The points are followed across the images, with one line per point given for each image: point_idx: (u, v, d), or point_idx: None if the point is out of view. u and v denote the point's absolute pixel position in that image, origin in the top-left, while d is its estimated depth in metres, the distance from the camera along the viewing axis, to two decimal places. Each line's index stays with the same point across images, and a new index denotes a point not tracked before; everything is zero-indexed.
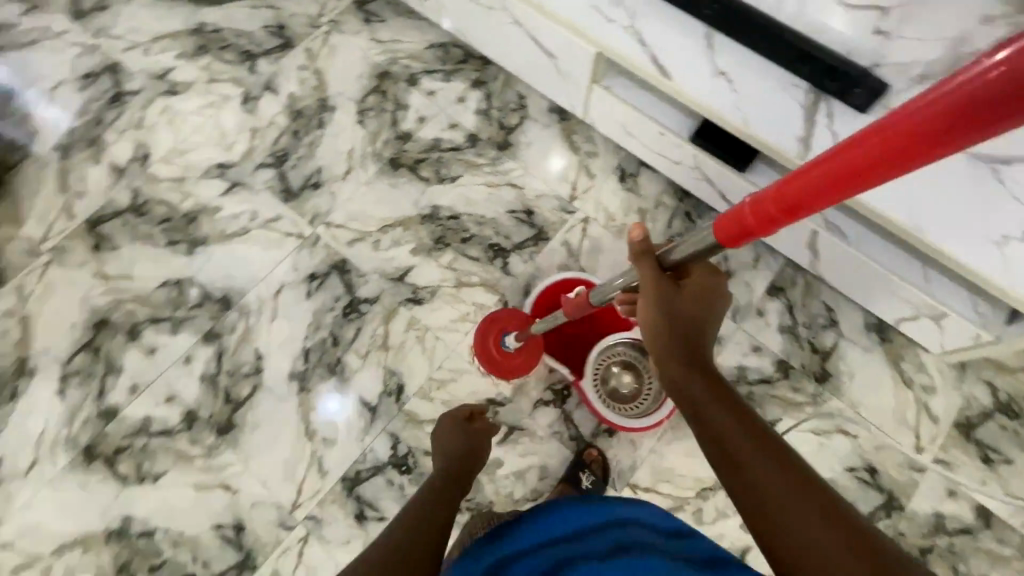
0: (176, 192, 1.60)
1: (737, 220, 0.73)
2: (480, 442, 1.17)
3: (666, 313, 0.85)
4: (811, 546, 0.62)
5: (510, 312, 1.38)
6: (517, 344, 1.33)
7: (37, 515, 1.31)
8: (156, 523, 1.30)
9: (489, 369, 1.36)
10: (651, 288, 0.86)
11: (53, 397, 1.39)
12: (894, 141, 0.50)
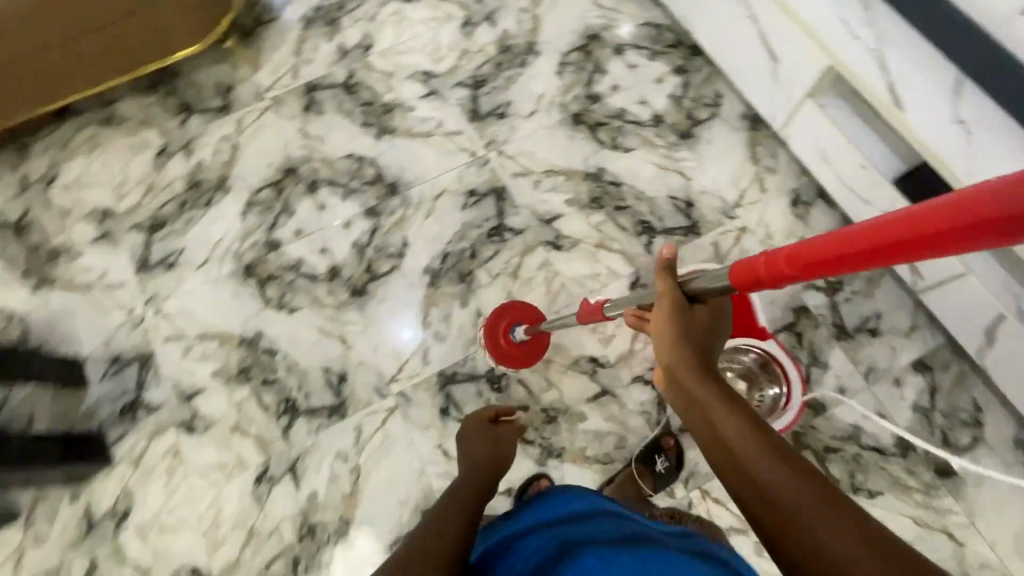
0: (382, 83, 1.76)
1: (747, 272, 0.74)
2: (507, 431, 1.22)
3: (679, 330, 0.85)
4: (825, 549, 0.59)
5: (520, 305, 1.43)
6: (525, 335, 1.36)
7: (193, 303, 1.53)
8: (279, 346, 1.46)
9: (502, 359, 1.38)
10: (666, 306, 0.87)
11: (237, 217, 1.62)
12: (905, 232, 0.52)
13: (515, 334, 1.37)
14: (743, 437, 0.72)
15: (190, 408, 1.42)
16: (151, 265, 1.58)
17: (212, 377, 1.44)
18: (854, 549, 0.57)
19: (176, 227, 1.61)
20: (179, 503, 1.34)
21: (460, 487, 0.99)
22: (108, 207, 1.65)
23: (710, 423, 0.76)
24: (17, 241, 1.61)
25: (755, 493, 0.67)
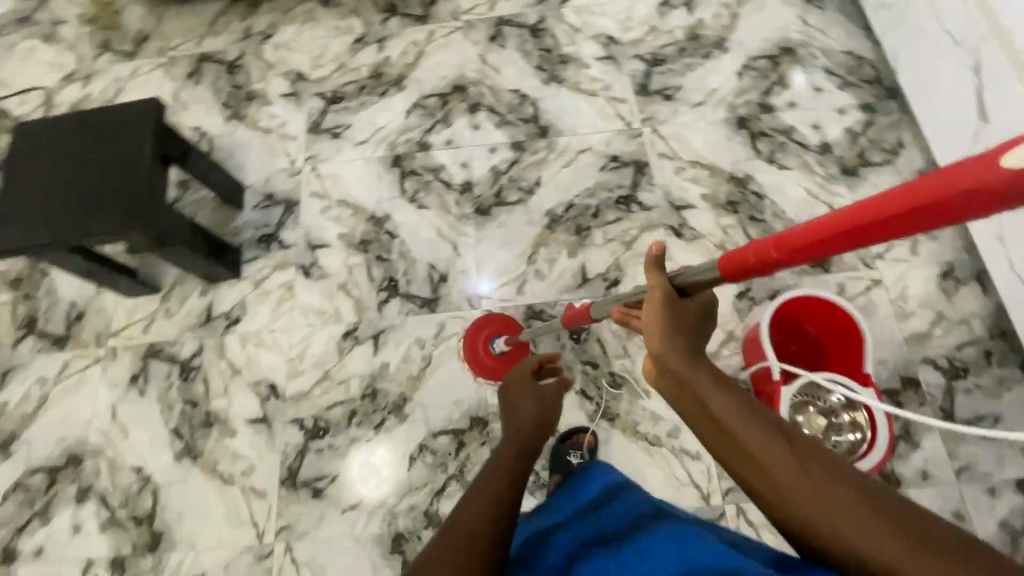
0: (566, 35, 1.84)
1: (738, 258, 0.71)
2: (549, 390, 1.22)
3: (670, 326, 0.83)
4: (864, 554, 0.60)
5: (504, 317, 1.48)
6: (505, 347, 1.41)
7: (342, 172, 1.71)
8: (399, 232, 1.60)
9: (478, 371, 1.42)
10: (659, 303, 0.84)
11: (401, 112, 1.78)
12: (897, 211, 0.50)
13: (496, 345, 1.41)
14: (759, 439, 0.72)
15: (312, 256, 1.59)
16: (320, 130, 1.78)
17: (338, 237, 1.61)
18: (895, 549, 0.58)
19: (349, 105, 1.80)
20: (277, 329, 1.52)
21: (494, 465, 0.99)
22: (302, 72, 1.87)
23: (721, 428, 0.75)
24: (228, 77, 1.88)
25: (781, 501, 0.68)
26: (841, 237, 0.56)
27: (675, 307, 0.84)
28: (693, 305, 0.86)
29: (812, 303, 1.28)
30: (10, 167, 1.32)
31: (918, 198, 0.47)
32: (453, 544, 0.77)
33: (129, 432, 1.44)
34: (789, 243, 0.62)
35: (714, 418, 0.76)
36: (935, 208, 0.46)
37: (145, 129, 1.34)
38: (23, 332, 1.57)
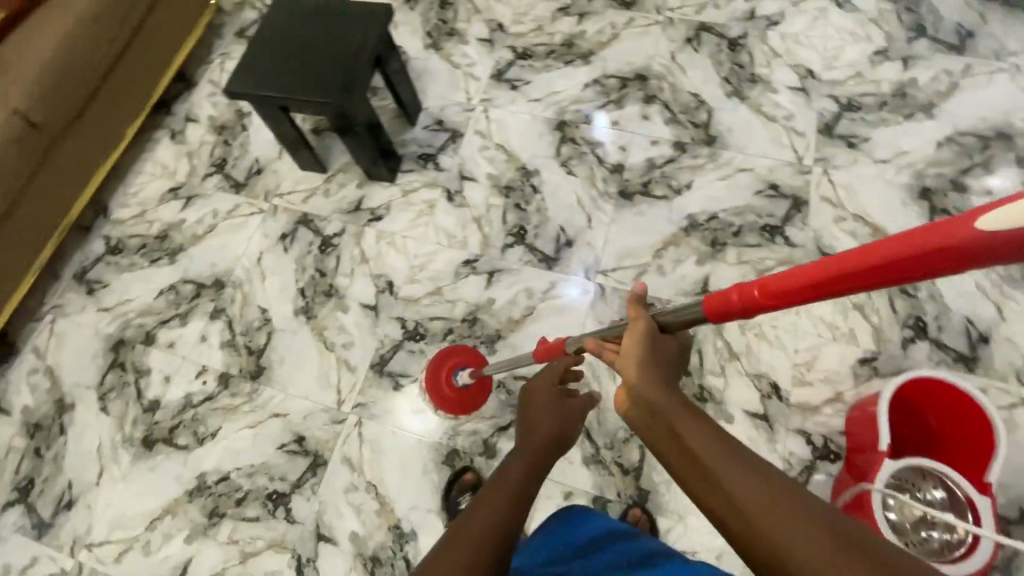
0: (764, 56, 1.81)
1: (720, 302, 0.67)
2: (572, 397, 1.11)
3: (645, 356, 0.76)
4: None
5: (466, 350, 1.47)
6: (466, 381, 1.38)
7: (508, 121, 1.80)
8: (541, 190, 1.67)
9: (436, 402, 1.42)
10: (637, 334, 0.78)
11: (579, 83, 1.84)
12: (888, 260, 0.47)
13: (458, 377, 1.40)
14: (740, 467, 0.59)
15: (459, 185, 1.71)
16: (501, 78, 1.89)
17: (487, 176, 1.71)
18: None
19: (534, 64, 1.90)
20: (409, 237, 1.65)
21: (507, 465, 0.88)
22: (502, 23, 1.99)
23: (692, 460, 0.62)
24: (438, 10, 2.05)
25: (748, 531, 0.55)
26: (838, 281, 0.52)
27: (651, 338, 0.78)
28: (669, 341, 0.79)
29: (930, 384, 1.17)
30: (264, 26, 1.49)
31: (919, 243, 0.45)
32: (466, 537, 0.69)
33: (266, 278, 1.64)
34: (771, 287, 0.59)
35: (684, 448, 0.64)
36: (928, 257, 0.45)
37: (378, 28, 1.48)
38: (213, 170, 1.84)
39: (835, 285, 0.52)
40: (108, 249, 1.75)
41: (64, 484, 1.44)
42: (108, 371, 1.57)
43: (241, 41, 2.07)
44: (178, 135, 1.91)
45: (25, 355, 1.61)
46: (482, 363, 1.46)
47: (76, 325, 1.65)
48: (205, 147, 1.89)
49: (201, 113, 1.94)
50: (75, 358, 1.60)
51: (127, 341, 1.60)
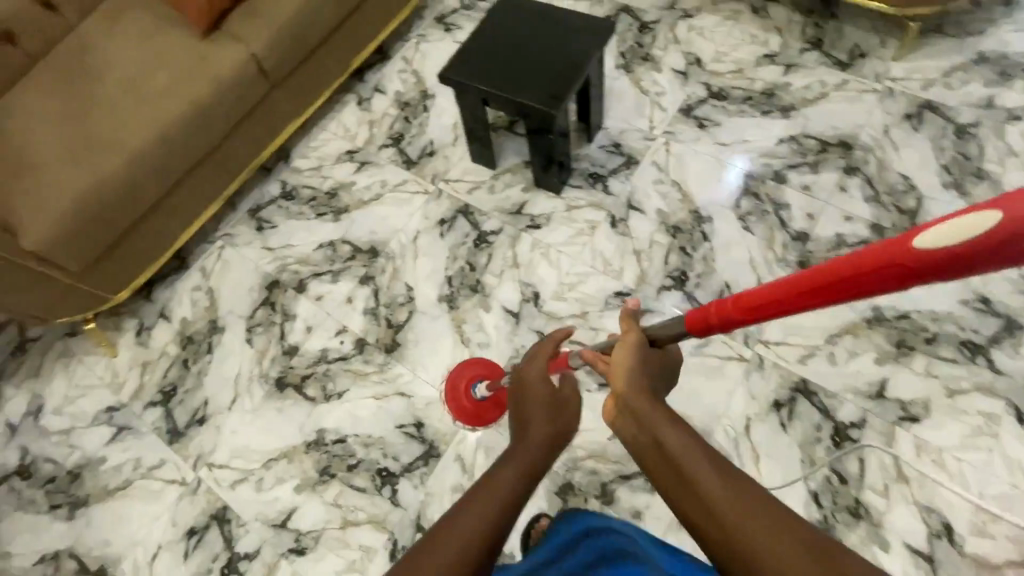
0: (996, 152, 1.61)
1: (706, 315, 0.70)
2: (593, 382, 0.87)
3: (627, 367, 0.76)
4: None
5: (485, 361, 1.46)
6: (485, 393, 1.38)
7: (689, 159, 1.72)
8: (712, 239, 1.58)
9: (456, 412, 1.41)
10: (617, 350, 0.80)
11: (774, 136, 1.72)
12: (851, 276, 0.50)
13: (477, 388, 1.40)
14: (723, 488, 0.55)
15: (625, 213, 1.65)
16: (689, 113, 1.81)
17: (656, 211, 1.64)
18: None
19: (727, 106, 1.80)
20: (564, 253, 1.61)
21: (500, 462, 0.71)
22: (701, 57, 1.92)
23: (674, 474, 0.59)
24: (636, 33, 2.00)
25: (732, 542, 0.51)
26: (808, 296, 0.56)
27: (641, 348, 0.80)
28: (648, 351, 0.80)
29: None
30: (484, 20, 1.51)
31: (877, 259, 0.47)
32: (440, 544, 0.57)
33: (418, 258, 1.67)
34: (746, 301, 0.63)
35: (669, 463, 0.61)
36: (889, 271, 0.47)
37: (596, 44, 1.46)
38: (389, 142, 1.91)
39: (812, 298, 0.55)
40: (282, 193, 1.86)
41: (202, 400, 1.55)
42: (259, 306, 1.67)
43: (439, 26, 2.15)
44: (364, 102, 2.01)
45: (193, 272, 1.75)
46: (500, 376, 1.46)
47: (240, 255, 1.77)
48: (386, 119, 1.97)
49: (389, 86, 2.03)
50: (234, 286, 1.72)
51: (281, 283, 1.69)
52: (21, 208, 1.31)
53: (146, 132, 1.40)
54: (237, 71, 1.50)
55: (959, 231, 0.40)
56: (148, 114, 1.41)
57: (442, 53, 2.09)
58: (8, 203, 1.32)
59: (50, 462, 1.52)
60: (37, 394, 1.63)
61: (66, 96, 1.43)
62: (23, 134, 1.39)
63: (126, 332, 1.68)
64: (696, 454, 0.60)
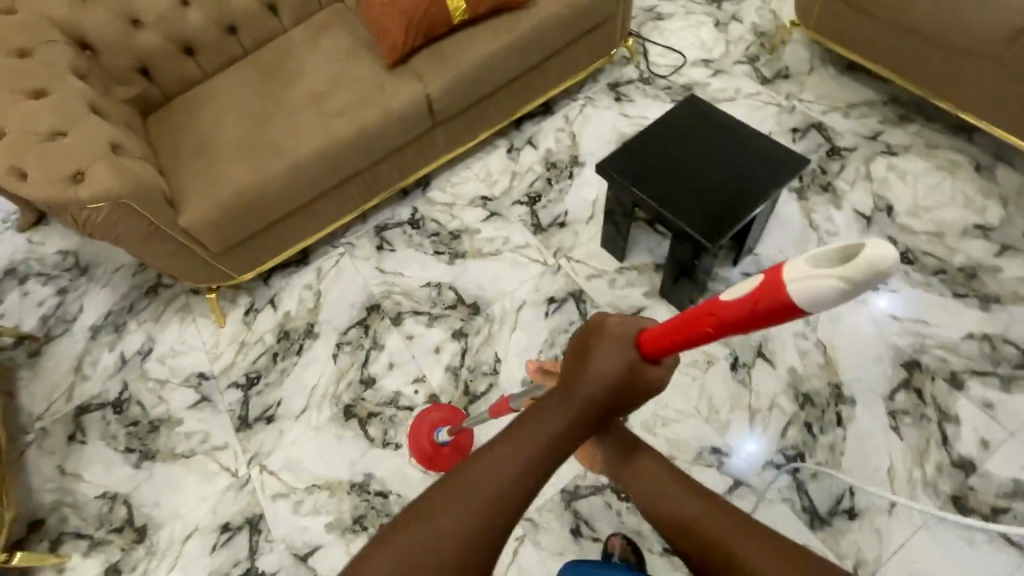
0: None
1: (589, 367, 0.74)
2: (583, 375, 0.63)
3: (621, 373, 0.62)
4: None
5: (446, 408, 1.43)
6: (445, 442, 1.35)
7: (847, 322, 1.47)
8: (849, 428, 1.34)
9: (420, 459, 1.40)
10: (617, 351, 0.62)
11: (961, 328, 1.44)
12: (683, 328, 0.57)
13: (438, 435, 1.37)
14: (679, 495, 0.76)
15: (752, 359, 1.46)
16: None
17: (788, 369, 1.43)
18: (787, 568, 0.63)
19: (911, 272, 1.53)
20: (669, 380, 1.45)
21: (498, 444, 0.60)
22: (894, 205, 1.67)
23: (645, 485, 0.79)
24: (822, 157, 1.80)
25: (715, 544, 0.69)
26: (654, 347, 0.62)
27: None
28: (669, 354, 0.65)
29: None
30: (660, 120, 1.42)
31: (700, 312, 0.55)
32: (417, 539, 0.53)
33: (515, 330, 1.61)
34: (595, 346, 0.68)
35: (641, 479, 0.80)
36: (712, 318, 0.54)
37: (774, 182, 1.31)
38: (525, 200, 1.87)
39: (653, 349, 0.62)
40: (411, 220, 1.89)
41: (276, 399, 1.60)
42: (354, 325, 1.70)
43: (610, 93, 2.09)
44: (514, 151, 1.99)
45: (309, 269, 1.83)
46: (459, 418, 1.42)
47: (354, 268, 1.82)
48: (530, 174, 1.94)
49: (542, 142, 2.00)
50: (339, 296, 1.76)
51: (381, 309, 1.71)
52: (192, 186, 1.42)
53: (311, 146, 1.46)
54: (409, 108, 1.53)
55: (752, 284, 0.50)
56: (318, 128, 1.48)
57: (606, 122, 2.02)
58: (183, 178, 1.44)
59: (139, 405, 1.65)
60: (152, 337, 1.79)
61: (258, 96, 1.55)
62: (217, 120, 1.52)
63: (237, 307, 1.80)
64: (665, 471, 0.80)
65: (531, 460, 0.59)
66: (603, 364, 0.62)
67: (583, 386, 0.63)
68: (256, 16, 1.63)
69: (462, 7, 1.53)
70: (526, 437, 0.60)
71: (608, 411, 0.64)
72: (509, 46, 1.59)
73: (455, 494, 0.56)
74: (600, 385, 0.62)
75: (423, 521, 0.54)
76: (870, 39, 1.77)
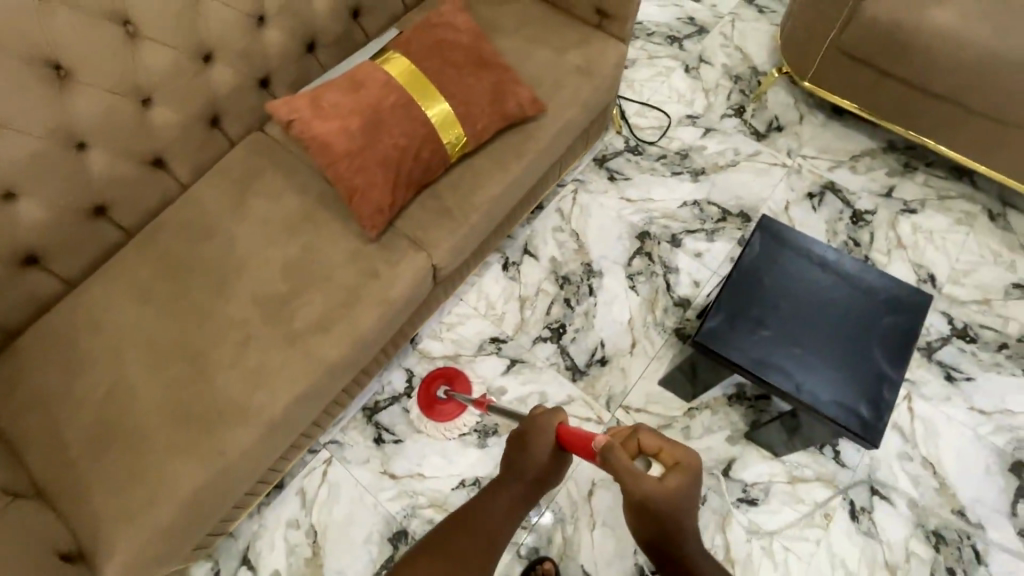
0: None
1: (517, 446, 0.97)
2: (526, 462, 0.94)
3: (552, 452, 0.94)
4: None
5: (455, 368, 1.45)
6: (449, 393, 1.39)
7: (945, 431, 1.37)
8: (990, 563, 1.25)
9: (426, 414, 1.39)
10: (548, 435, 0.93)
11: None
12: (578, 442, 0.88)
13: (445, 390, 1.40)
14: (684, 509, 0.80)
15: (869, 501, 1.30)
16: (931, 354, 1.46)
17: (908, 504, 1.30)
18: None
19: (978, 352, 1.47)
20: (794, 551, 1.26)
21: (462, 530, 0.93)
22: (934, 273, 1.59)
23: (658, 503, 0.78)
24: (849, 226, 1.67)
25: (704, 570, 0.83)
26: (572, 444, 0.90)
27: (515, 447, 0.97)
28: (645, 429, 0.84)
29: None
30: (744, 261, 1.15)
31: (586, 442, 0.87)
32: None
33: (596, 528, 1.28)
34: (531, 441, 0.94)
35: (651, 504, 0.79)
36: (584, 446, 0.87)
37: (902, 329, 1.10)
38: (547, 334, 1.51)
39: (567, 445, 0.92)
40: (410, 390, 1.44)
41: None
42: (380, 572, 1.26)
43: (600, 171, 1.76)
44: (512, 268, 1.60)
45: (289, 498, 1.32)
46: (464, 375, 1.44)
47: (352, 480, 1.34)
48: (541, 297, 1.56)
49: (542, 249, 1.63)
50: (345, 532, 1.29)
51: (411, 536, 1.29)
52: (103, 512, 0.88)
53: (287, 391, 0.97)
54: (413, 291, 1.08)
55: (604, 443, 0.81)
56: (291, 360, 0.99)
57: (608, 211, 1.69)
58: (83, 499, 0.89)
59: None
60: None
61: (174, 315, 1.02)
62: (114, 376, 0.97)
63: None
64: (692, 491, 0.80)
65: (511, 504, 0.97)
66: (540, 444, 0.93)
67: (528, 463, 0.95)
68: (132, 183, 1.08)
69: (464, 139, 1.11)
70: (506, 490, 0.97)
71: (543, 478, 0.97)
72: (520, 173, 1.19)
73: (469, 524, 0.94)
74: (538, 460, 0.94)
75: (455, 540, 0.92)
76: (882, 97, 1.59)
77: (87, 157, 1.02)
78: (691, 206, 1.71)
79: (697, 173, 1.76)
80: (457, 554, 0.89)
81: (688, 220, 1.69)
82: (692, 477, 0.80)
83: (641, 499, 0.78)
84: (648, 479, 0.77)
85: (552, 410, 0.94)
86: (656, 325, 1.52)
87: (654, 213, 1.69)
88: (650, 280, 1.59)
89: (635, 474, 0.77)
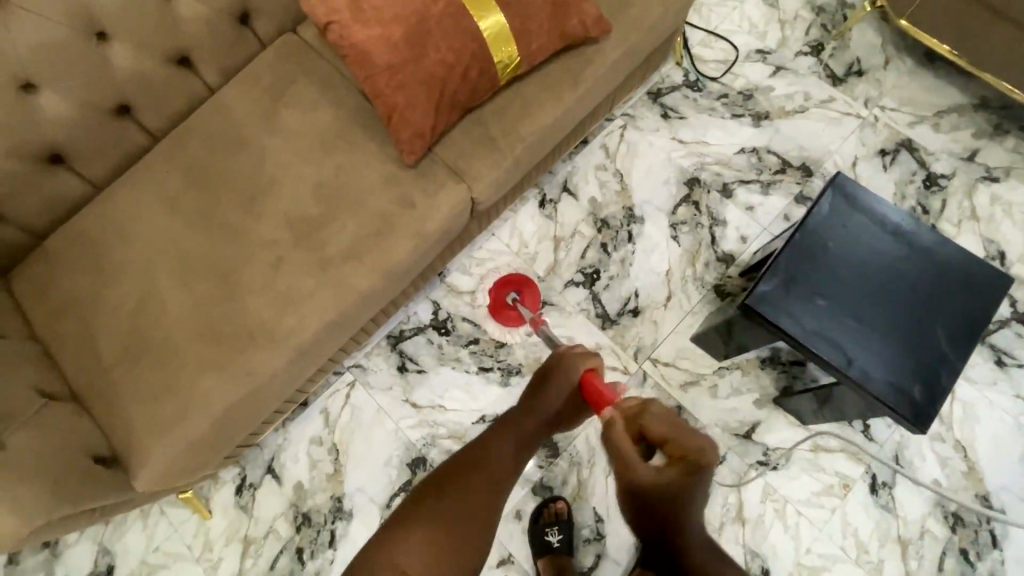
0: None
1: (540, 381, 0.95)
2: (544, 399, 0.92)
3: (569, 395, 0.92)
4: None
5: (529, 278, 1.40)
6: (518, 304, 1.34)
7: (986, 416, 1.32)
8: (1004, 548, 1.24)
9: (491, 311, 1.37)
10: (572, 376, 0.92)
11: None
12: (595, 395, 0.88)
13: (515, 298, 1.35)
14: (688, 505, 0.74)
15: (891, 476, 1.28)
16: (985, 337, 1.38)
17: (932, 484, 1.28)
18: None
19: None
20: (806, 516, 1.26)
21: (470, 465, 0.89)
22: (1005, 251, 1.47)
23: (651, 496, 0.74)
24: (921, 191, 1.53)
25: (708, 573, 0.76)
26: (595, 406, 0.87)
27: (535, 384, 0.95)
28: (655, 409, 0.77)
29: None
30: (809, 222, 1.05)
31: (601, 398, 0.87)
32: (410, 524, 0.81)
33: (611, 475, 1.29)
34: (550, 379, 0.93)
35: (646, 494, 0.74)
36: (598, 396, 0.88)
37: (970, 311, 1.02)
38: (581, 279, 1.46)
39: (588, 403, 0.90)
40: (435, 323, 1.41)
41: None
42: (397, 493, 1.30)
43: (654, 106, 1.61)
44: (549, 207, 1.51)
45: (313, 415, 1.35)
46: (536, 289, 1.39)
47: (374, 405, 1.36)
48: (577, 240, 1.49)
49: (583, 188, 1.53)
50: (367, 453, 1.33)
51: (429, 464, 1.32)
52: (134, 422, 0.89)
53: (315, 318, 0.95)
54: (449, 225, 1.01)
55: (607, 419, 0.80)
56: (321, 288, 0.95)
57: (657, 151, 1.57)
58: (115, 407, 0.90)
59: None
60: (106, 550, 1.28)
61: (200, 230, 0.98)
62: (143, 290, 0.95)
63: (223, 486, 1.32)
64: (701, 487, 0.73)
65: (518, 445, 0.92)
66: (561, 380, 0.92)
67: (549, 402, 0.92)
68: (157, 83, 1.01)
69: (517, 59, 1.00)
70: (518, 427, 0.93)
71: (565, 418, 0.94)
72: (573, 104, 1.07)
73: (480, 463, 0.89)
74: (555, 399, 0.92)
75: (466, 479, 0.87)
76: (989, 45, 1.39)
77: (109, 51, 0.94)
78: (749, 153, 1.57)
79: (759, 117, 1.61)
80: (466, 495, 0.85)
81: (744, 168, 1.56)
82: (700, 472, 0.72)
83: (631, 487, 0.75)
84: (641, 470, 0.73)
85: (577, 351, 0.94)
86: (695, 280, 1.45)
87: (707, 159, 1.56)
88: (694, 232, 1.49)
89: (627, 458, 0.74)
